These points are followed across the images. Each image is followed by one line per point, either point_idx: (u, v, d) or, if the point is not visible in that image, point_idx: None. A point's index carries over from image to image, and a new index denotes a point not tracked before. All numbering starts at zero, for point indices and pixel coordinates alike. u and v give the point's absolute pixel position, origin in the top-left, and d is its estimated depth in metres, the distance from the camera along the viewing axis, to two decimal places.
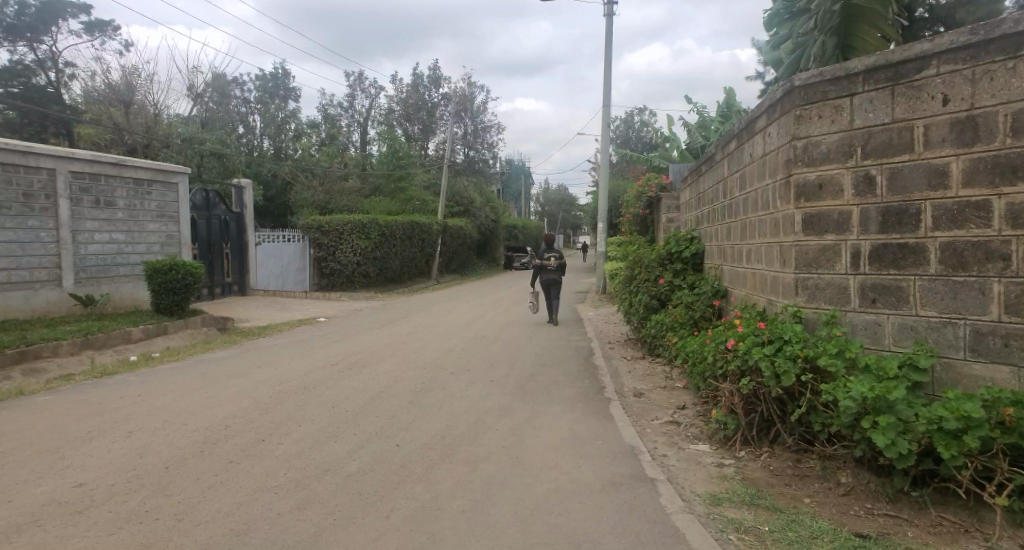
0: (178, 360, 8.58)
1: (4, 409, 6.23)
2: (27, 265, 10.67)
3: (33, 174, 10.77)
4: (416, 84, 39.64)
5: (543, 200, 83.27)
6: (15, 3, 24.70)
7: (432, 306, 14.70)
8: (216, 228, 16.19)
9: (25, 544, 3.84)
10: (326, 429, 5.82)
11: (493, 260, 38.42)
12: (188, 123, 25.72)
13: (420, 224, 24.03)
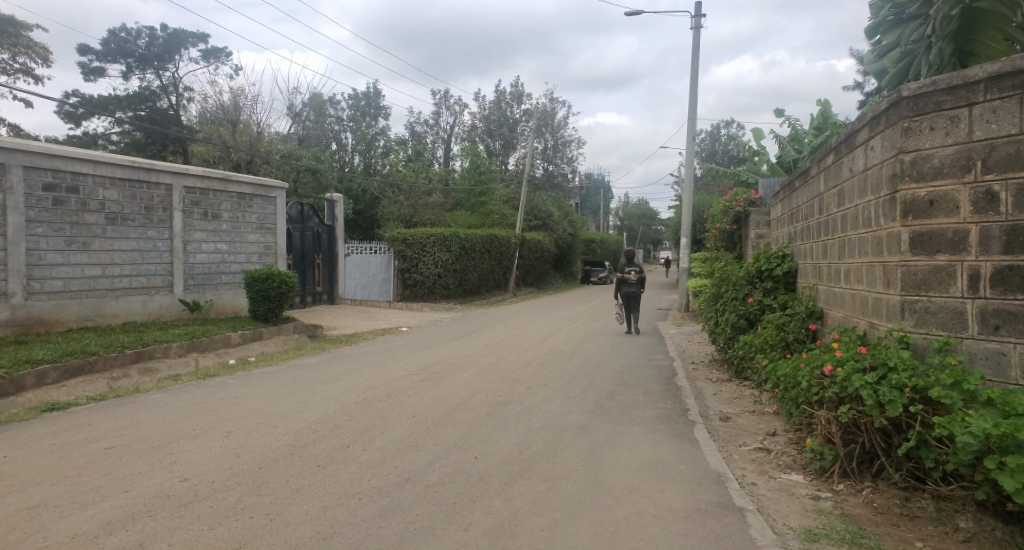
0: (272, 365, 9.06)
1: (125, 404, 6.80)
2: (144, 273, 11.65)
3: (154, 189, 11.77)
4: (499, 101, 40.35)
5: (623, 214, 82.34)
6: (146, 35, 27.31)
7: (513, 319, 14.78)
8: (309, 240, 17.06)
9: (137, 533, 4.14)
10: (407, 438, 5.95)
11: (569, 274, 38.33)
12: (287, 141, 27.40)
13: (498, 237, 24.26)
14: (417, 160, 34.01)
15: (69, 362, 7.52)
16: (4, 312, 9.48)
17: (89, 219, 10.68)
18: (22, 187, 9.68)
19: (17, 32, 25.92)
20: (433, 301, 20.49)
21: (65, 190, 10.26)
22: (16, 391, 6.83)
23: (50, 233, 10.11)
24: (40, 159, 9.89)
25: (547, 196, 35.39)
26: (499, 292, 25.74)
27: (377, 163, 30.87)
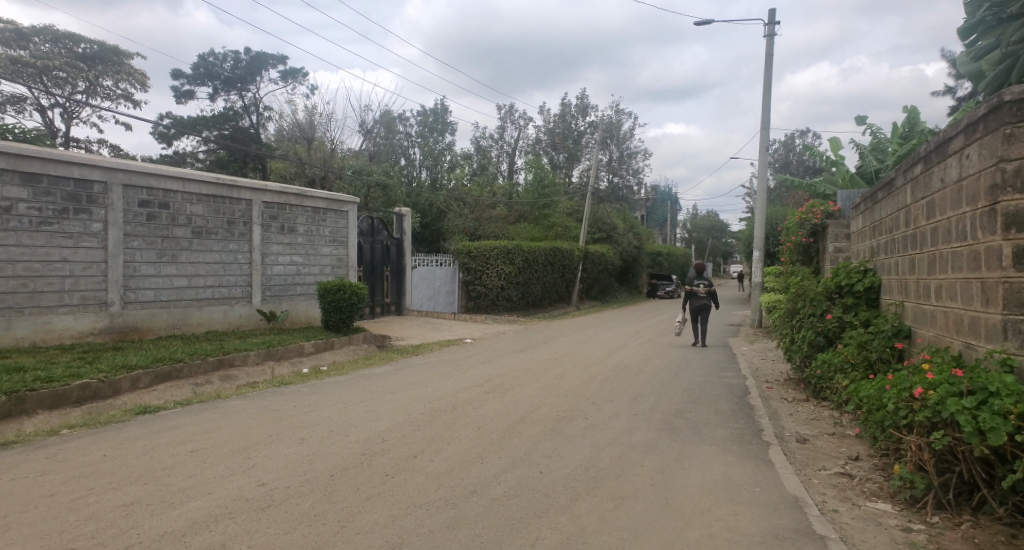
0: (343, 374, 9.33)
1: (208, 409, 7.16)
2: (226, 284, 12.28)
3: (236, 205, 12.40)
4: (564, 113, 40.47)
5: (691, 226, 80.63)
6: (232, 59, 28.97)
7: (578, 333, 14.71)
8: (378, 253, 17.48)
9: (220, 534, 4.33)
10: (473, 450, 5.99)
11: (635, 288, 37.75)
12: (358, 157, 28.36)
13: (562, 250, 24.21)
14: (483, 174, 34.51)
15: (159, 368, 7.99)
16: (103, 320, 10.23)
17: (178, 233, 11.36)
18: (121, 203, 10.40)
19: (120, 60, 28.20)
20: (497, 314, 20.64)
21: (157, 206, 10.97)
22: (112, 394, 7.32)
23: (144, 246, 10.82)
24: (137, 177, 10.60)
25: (611, 208, 35.14)
26: (562, 305, 25.67)
27: (444, 177, 31.44)
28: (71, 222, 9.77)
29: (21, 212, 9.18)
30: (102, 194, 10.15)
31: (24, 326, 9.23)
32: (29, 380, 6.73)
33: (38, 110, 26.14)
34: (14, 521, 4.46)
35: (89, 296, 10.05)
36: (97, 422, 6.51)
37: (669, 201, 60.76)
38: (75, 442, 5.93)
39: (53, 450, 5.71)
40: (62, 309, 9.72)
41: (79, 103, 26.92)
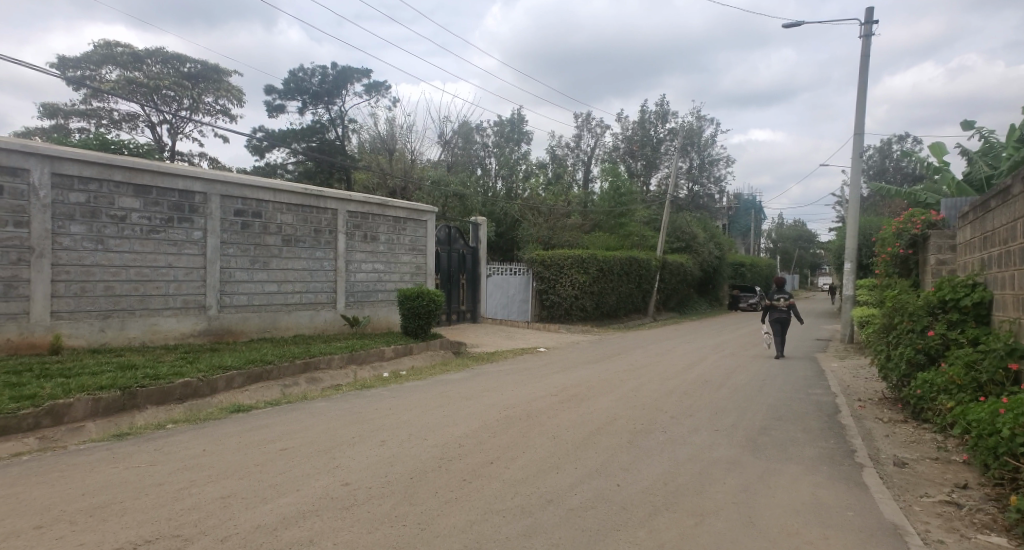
0: (421, 379, 9.53)
1: (295, 410, 7.49)
2: (312, 290, 12.82)
3: (322, 214, 12.93)
4: (643, 120, 39.93)
5: (775, 236, 77.40)
6: (319, 74, 30.26)
7: (656, 345, 14.42)
8: (454, 261, 17.82)
9: (307, 530, 4.50)
10: (549, 459, 5.98)
11: (715, 299, 36.63)
12: (437, 167, 28.97)
13: (638, 259, 23.91)
14: (558, 183, 34.55)
15: (251, 369, 8.42)
16: (202, 322, 10.91)
17: (269, 240, 11.95)
18: (218, 212, 11.05)
19: (219, 77, 29.96)
20: (571, 324, 20.51)
21: (250, 215, 11.59)
22: (211, 393, 7.78)
23: (238, 253, 11.45)
24: (233, 188, 11.24)
25: (691, 216, 34.28)
26: (638, 317, 25.23)
27: (520, 187, 31.54)
28: (175, 231, 10.48)
29: (133, 221, 9.94)
30: (202, 204, 10.83)
31: (134, 326, 9.98)
32: (139, 377, 7.28)
33: (149, 126, 28.31)
34: (127, 506, 4.82)
35: (191, 300, 10.75)
36: (197, 419, 6.94)
37: (754, 209, 58.36)
38: (178, 436, 6.35)
39: (160, 442, 6.14)
40: (167, 311, 10.45)
41: (184, 119, 28.96)
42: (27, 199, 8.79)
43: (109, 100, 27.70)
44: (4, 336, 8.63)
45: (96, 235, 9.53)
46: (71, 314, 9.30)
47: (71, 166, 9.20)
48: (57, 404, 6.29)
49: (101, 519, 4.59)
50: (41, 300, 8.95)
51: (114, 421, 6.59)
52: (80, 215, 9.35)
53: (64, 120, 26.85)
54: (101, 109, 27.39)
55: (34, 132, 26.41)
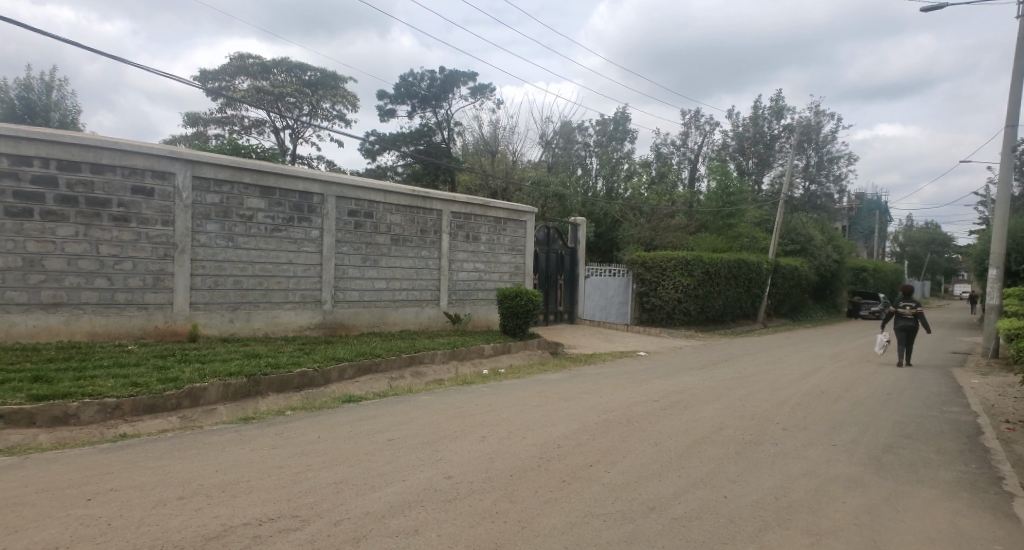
0: (519, 378, 9.63)
1: (400, 402, 7.81)
2: (417, 287, 13.28)
3: (427, 214, 13.37)
4: (756, 117, 38.22)
5: (904, 238, 71.26)
6: (428, 79, 31.29)
7: (764, 352, 13.74)
8: (553, 262, 17.88)
9: (413, 520, 4.62)
10: (651, 465, 5.84)
11: (832, 306, 34.26)
12: (538, 167, 29.21)
13: (747, 262, 22.80)
14: (662, 182, 33.71)
15: (361, 361, 8.84)
16: (318, 316, 11.60)
17: (379, 239, 12.51)
18: (334, 212, 11.71)
19: (336, 85, 31.73)
20: (672, 327, 19.90)
21: (363, 215, 12.18)
22: (324, 383, 8.25)
23: (351, 251, 12.08)
24: (348, 189, 11.87)
25: (807, 217, 32.26)
26: (747, 323, 24.09)
27: (621, 187, 31.00)
28: (295, 230, 11.21)
29: (259, 220, 10.73)
30: (320, 205, 11.51)
31: (259, 318, 10.78)
32: (263, 366, 7.86)
33: (274, 132, 30.52)
34: (252, 485, 5.18)
35: (308, 295, 11.45)
36: (313, 408, 7.39)
37: (878, 210, 53.83)
38: (295, 423, 6.78)
39: (280, 427, 6.59)
40: (287, 305, 11.20)
41: (305, 124, 31.00)
42: (172, 200, 9.72)
43: (241, 108, 30.12)
44: (152, 324, 9.60)
45: (227, 233, 10.36)
46: (206, 305, 10.17)
47: (208, 169, 10.05)
48: (195, 387, 6.92)
49: (232, 495, 4.97)
50: (182, 292, 9.86)
51: (241, 406, 7.16)
52: (215, 214, 10.19)
53: (203, 128, 29.49)
54: (234, 117, 29.83)
55: (179, 139, 29.31)
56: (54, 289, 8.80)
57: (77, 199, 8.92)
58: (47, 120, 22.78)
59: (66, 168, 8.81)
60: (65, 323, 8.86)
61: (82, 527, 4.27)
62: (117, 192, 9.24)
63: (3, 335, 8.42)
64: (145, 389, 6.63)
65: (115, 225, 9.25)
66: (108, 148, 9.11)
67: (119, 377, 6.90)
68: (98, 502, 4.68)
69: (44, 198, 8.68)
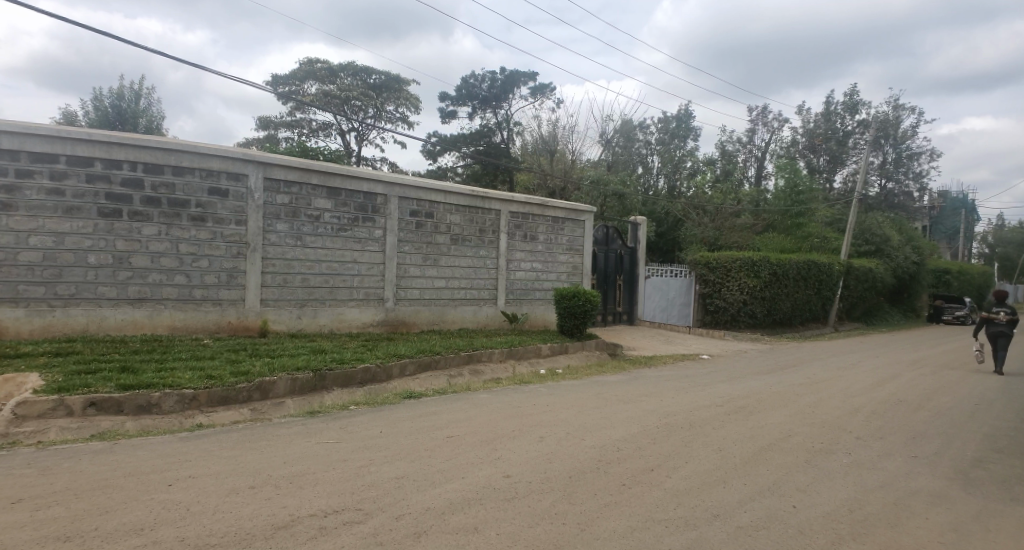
0: (578, 378, 9.58)
1: (460, 400, 7.91)
2: (476, 286, 13.40)
3: (486, 214, 13.47)
4: (829, 112, 36.76)
5: (993, 239, 66.64)
6: (488, 80, 31.53)
7: (835, 358, 13.15)
8: (612, 262, 17.78)
9: (472, 519, 4.64)
10: (714, 472, 5.67)
11: (909, 310, 32.50)
12: (598, 166, 29.00)
13: (817, 263, 21.77)
14: (726, 181, 32.86)
15: (422, 358, 9.00)
16: (381, 313, 11.87)
17: (438, 239, 12.70)
18: (397, 213, 11.97)
19: (399, 87, 32.47)
20: (738, 330, 19.17)
21: (424, 215, 12.40)
22: (387, 378, 8.43)
23: (412, 250, 12.31)
24: (410, 190, 12.10)
25: (883, 216, 30.64)
26: (817, 327, 23.11)
27: (683, 185, 31.74)
28: (360, 230, 11.51)
29: (325, 220, 11.07)
30: (383, 205, 11.79)
31: (325, 315, 11.12)
32: (328, 360, 8.11)
33: (340, 134, 31.44)
34: (318, 477, 5.33)
35: (371, 293, 11.74)
36: (375, 403, 7.58)
37: (963, 208, 50.57)
38: (360, 418, 6.96)
39: (345, 421, 6.79)
40: (352, 303, 11.50)
41: (369, 126, 31.86)
42: (245, 200, 10.15)
43: (309, 112, 31.25)
44: (226, 319, 10.05)
45: (296, 232, 10.73)
46: (275, 302, 10.57)
47: (279, 171, 10.43)
48: (264, 380, 7.21)
49: (299, 487, 5.13)
50: (254, 289, 10.28)
51: (308, 399, 7.41)
52: (284, 214, 10.58)
53: (275, 131, 30.72)
54: (303, 120, 30.92)
55: (252, 141, 30.70)
56: (139, 285, 9.36)
57: (160, 200, 9.45)
58: (135, 126, 24.18)
59: (151, 171, 9.35)
60: (148, 317, 9.39)
61: (163, 511, 4.50)
62: (196, 194, 9.71)
63: (94, 328, 9.04)
64: (219, 382, 6.96)
65: (193, 225, 9.73)
66: (188, 151, 9.59)
67: (197, 370, 7.27)
68: (177, 488, 4.93)
69: (131, 199, 9.24)
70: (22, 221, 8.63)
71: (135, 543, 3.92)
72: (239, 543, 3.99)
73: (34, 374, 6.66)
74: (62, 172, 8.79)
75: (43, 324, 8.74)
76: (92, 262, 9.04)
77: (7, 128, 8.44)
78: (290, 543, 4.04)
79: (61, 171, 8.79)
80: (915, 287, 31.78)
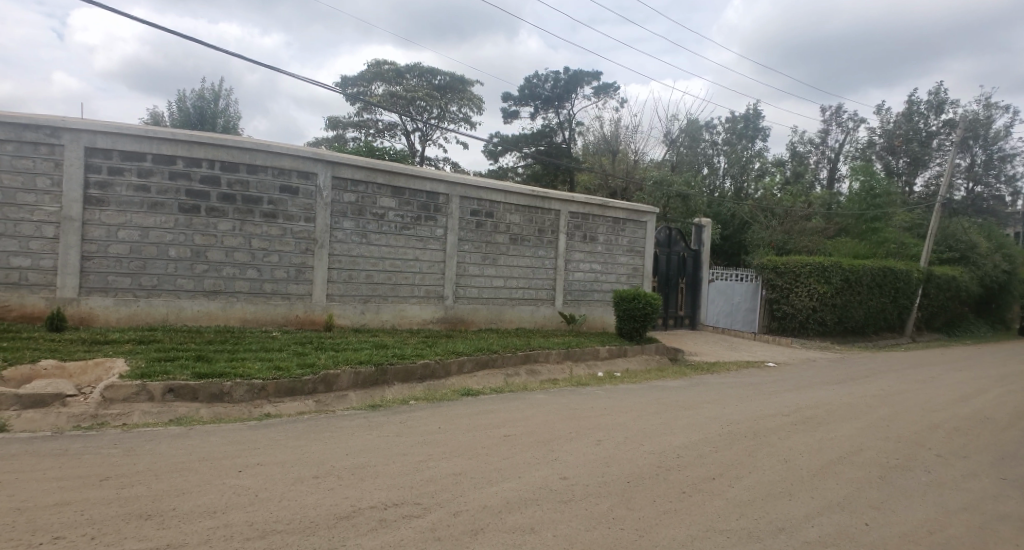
0: (636, 382, 9.46)
1: (517, 399, 7.95)
2: (534, 285, 13.41)
3: (545, 214, 13.47)
4: (910, 112, 35.05)
5: None
6: (552, 80, 31.53)
7: (913, 370, 12.45)
8: (674, 264, 17.57)
9: (528, 519, 4.62)
10: (779, 484, 5.46)
11: (997, 322, 30.48)
12: (661, 167, 28.57)
13: (894, 270, 20.65)
14: (798, 183, 31.84)
15: (479, 356, 9.07)
16: (440, 310, 12.05)
17: (498, 238, 12.79)
18: (458, 212, 12.12)
19: (463, 88, 32.93)
20: (806, 338, 18.51)
21: (484, 214, 12.52)
22: (445, 375, 8.56)
23: (472, 249, 12.43)
24: (471, 189, 12.24)
25: (968, 221, 28.85)
26: (893, 337, 21.98)
27: (751, 186, 30.83)
28: (422, 228, 11.73)
29: (389, 218, 11.31)
30: (445, 204, 11.96)
31: (387, 311, 11.38)
32: (389, 355, 8.30)
33: (405, 134, 32.10)
34: (378, 470, 5.43)
35: (431, 290, 11.93)
36: (434, 398, 7.70)
37: None
38: (420, 413, 7.07)
39: (405, 416, 6.93)
40: (413, 299, 11.72)
41: (433, 126, 32.41)
42: (314, 198, 10.48)
43: (376, 113, 32.05)
44: (294, 313, 10.40)
45: (361, 230, 11.01)
46: (341, 297, 10.88)
47: (347, 169, 10.72)
48: (329, 373, 7.43)
49: (360, 478, 5.24)
50: (321, 284, 10.60)
51: (369, 393, 7.59)
52: (350, 212, 10.86)
53: (342, 131, 31.63)
54: (370, 120, 31.75)
55: (321, 141, 31.73)
56: (215, 279, 9.80)
57: (235, 197, 9.86)
58: (213, 126, 25.33)
59: (227, 169, 9.76)
60: (222, 309, 9.82)
61: (234, 495, 4.67)
62: (268, 191, 10.08)
63: (173, 318, 9.54)
64: (286, 373, 7.22)
65: (266, 221, 10.11)
66: (262, 150, 9.96)
67: (266, 360, 7.56)
68: (246, 474, 5.11)
69: (209, 196, 9.68)
70: (112, 216, 9.23)
71: (207, 525, 4.09)
72: (303, 531, 4.10)
73: (120, 360, 7.11)
74: (148, 170, 9.33)
75: (129, 313, 9.31)
76: (173, 255, 9.54)
77: (102, 128, 9.05)
78: (352, 533, 4.13)
79: (147, 169, 9.33)
80: (1005, 297, 29.68)
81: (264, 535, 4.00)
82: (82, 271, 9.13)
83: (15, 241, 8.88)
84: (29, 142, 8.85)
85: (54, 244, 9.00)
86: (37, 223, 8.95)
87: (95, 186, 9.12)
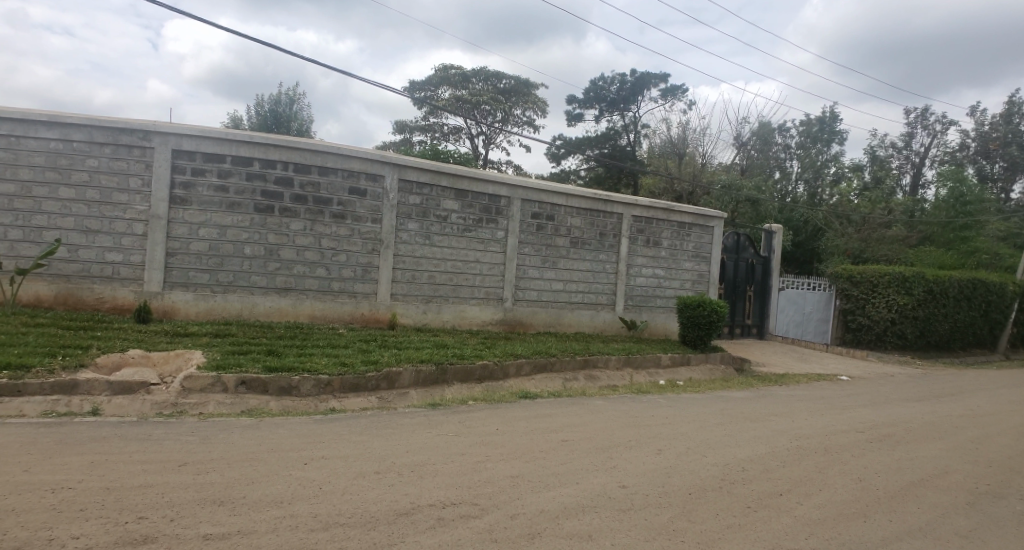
0: (701, 392, 9.22)
1: (577, 404, 7.89)
2: (594, 290, 13.29)
3: (608, 218, 13.33)
4: (1010, 113, 32.80)
5: None
6: (617, 82, 31.19)
7: (1005, 390, 11.55)
8: (742, 271, 17.10)
9: (586, 526, 4.54)
10: (852, 504, 5.19)
11: None
12: (730, 170, 27.81)
13: (985, 282, 19.27)
14: (877, 188, 30.31)
15: (538, 359, 9.07)
16: (500, 312, 12.12)
17: (559, 242, 12.76)
18: (519, 215, 12.16)
19: (528, 91, 33.04)
20: (883, 351, 17.52)
21: (545, 217, 12.51)
22: (504, 377, 8.60)
23: (533, 252, 12.44)
24: (533, 193, 12.26)
25: None
26: (982, 354, 20.53)
27: (826, 192, 29.58)
28: (483, 230, 11.83)
29: (452, 220, 11.46)
30: (506, 207, 12.03)
31: (448, 311, 11.55)
32: (449, 355, 8.41)
33: (469, 138, 32.49)
34: (438, 469, 5.49)
35: (491, 292, 12.02)
36: (493, 400, 7.75)
37: None
38: (480, 414, 7.11)
39: (464, 416, 6.99)
40: (473, 301, 11.84)
41: (497, 130, 32.70)
42: (381, 200, 10.75)
43: (441, 116, 32.64)
44: (359, 311, 10.69)
45: (425, 232, 11.21)
46: (404, 297, 11.11)
47: (412, 172, 10.94)
48: (392, 371, 7.59)
49: (420, 476, 5.30)
50: (386, 284, 10.86)
51: (430, 392, 7.71)
52: (415, 214, 11.08)
53: (409, 134, 32.35)
54: (436, 124, 32.34)
55: (389, 144, 32.59)
56: (286, 276, 10.19)
57: (307, 198, 10.22)
58: (288, 130, 26.38)
59: (300, 171, 10.14)
60: (292, 306, 10.20)
61: (299, 487, 4.82)
62: (337, 193, 10.41)
63: (247, 313, 9.97)
64: (352, 369, 7.43)
65: (335, 222, 10.44)
66: (333, 152, 10.29)
67: (333, 356, 7.80)
68: (312, 466, 5.27)
69: (282, 196, 10.08)
70: (194, 215, 9.74)
71: (274, 515, 4.22)
72: (365, 525, 4.18)
73: (199, 352, 7.48)
74: (227, 171, 9.79)
75: (206, 308, 9.81)
76: (248, 252, 9.97)
77: (188, 132, 9.56)
78: (411, 530, 4.17)
79: (227, 170, 9.79)
80: None
81: (328, 526, 4.10)
82: (167, 266, 9.68)
83: (109, 237, 9.49)
84: (125, 145, 9.47)
85: (142, 241, 9.57)
86: (128, 221, 9.55)
87: (180, 186, 9.65)
